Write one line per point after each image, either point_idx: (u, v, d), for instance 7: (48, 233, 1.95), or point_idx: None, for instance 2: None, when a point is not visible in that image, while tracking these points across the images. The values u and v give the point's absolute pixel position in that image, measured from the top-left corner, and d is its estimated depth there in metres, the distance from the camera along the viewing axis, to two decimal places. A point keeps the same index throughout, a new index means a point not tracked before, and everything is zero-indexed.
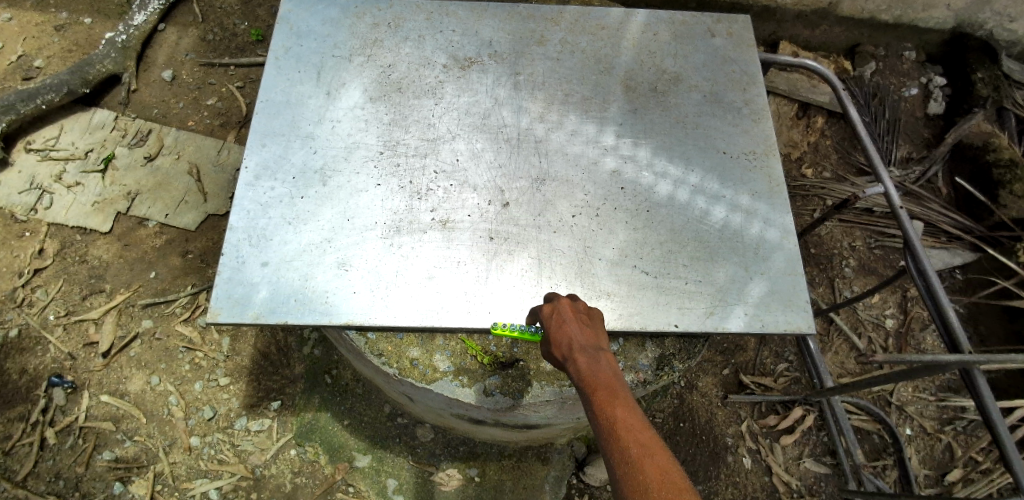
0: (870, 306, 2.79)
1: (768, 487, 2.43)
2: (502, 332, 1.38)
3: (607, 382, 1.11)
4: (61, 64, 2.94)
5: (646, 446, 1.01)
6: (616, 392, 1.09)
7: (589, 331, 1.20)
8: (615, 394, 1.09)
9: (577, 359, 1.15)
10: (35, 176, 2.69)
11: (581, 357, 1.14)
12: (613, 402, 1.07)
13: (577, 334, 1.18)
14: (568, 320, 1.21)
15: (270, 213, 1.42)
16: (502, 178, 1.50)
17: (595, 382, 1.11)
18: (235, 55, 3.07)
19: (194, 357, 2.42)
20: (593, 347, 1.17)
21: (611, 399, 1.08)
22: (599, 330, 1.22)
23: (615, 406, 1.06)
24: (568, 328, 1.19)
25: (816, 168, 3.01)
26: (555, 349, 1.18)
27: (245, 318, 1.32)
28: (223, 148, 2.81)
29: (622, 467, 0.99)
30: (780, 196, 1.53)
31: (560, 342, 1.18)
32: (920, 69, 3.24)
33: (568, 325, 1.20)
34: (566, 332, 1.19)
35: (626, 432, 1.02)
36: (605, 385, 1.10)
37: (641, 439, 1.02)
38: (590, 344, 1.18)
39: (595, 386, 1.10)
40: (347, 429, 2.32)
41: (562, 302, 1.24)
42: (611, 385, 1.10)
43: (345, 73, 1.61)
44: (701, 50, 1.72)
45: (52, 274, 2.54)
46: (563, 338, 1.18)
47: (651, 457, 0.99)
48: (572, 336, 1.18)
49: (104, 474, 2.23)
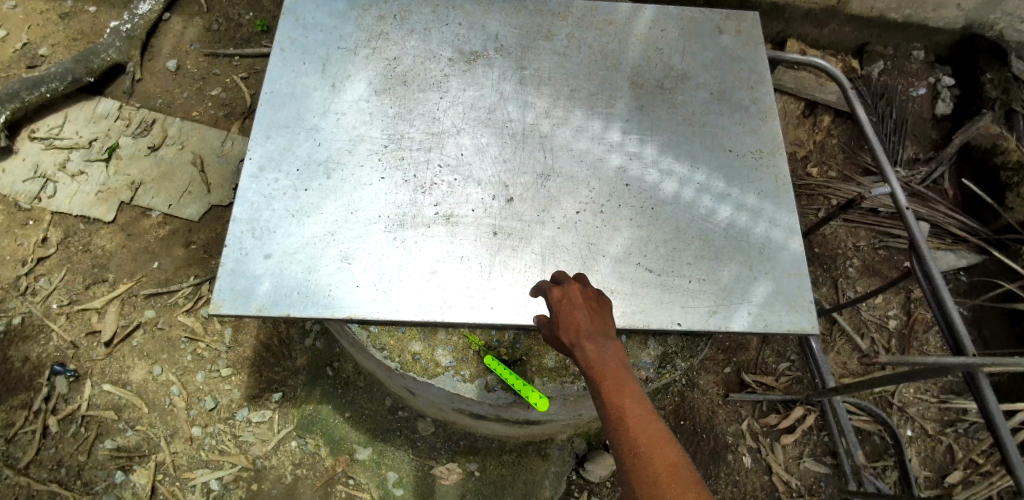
0: (874, 307, 2.78)
1: (768, 485, 2.44)
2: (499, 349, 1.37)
3: (615, 372, 1.09)
4: (67, 53, 2.94)
5: (655, 440, 1.01)
6: (624, 382, 1.08)
7: (596, 318, 1.17)
8: (624, 384, 1.08)
9: (584, 346, 1.12)
10: (39, 164, 2.69)
11: (589, 344, 1.12)
12: (621, 393, 1.06)
13: (585, 322, 1.15)
14: (576, 306, 1.17)
15: (274, 206, 1.42)
16: (507, 174, 1.50)
17: (603, 372, 1.09)
18: (241, 45, 3.06)
19: (196, 347, 2.43)
20: (601, 335, 1.14)
21: (618, 390, 1.07)
22: (605, 315, 1.19)
23: (623, 396, 1.06)
24: (576, 315, 1.16)
25: (822, 167, 3.00)
26: (562, 335, 1.15)
27: (249, 310, 1.32)
28: (227, 139, 2.81)
29: (631, 461, 1.00)
30: (787, 195, 1.53)
31: (567, 328, 1.15)
32: (929, 70, 3.20)
33: (577, 312, 1.16)
34: (575, 319, 1.16)
35: (635, 426, 1.02)
36: (613, 375, 1.08)
37: (650, 432, 1.02)
38: (598, 331, 1.15)
39: (603, 376, 1.08)
40: (349, 422, 2.33)
41: (570, 288, 1.21)
42: (619, 376, 1.08)
43: (350, 65, 1.60)
44: (709, 48, 1.70)
45: (56, 263, 2.54)
46: (571, 325, 1.15)
47: (659, 452, 1.00)
48: (581, 323, 1.15)
49: (106, 463, 2.24)
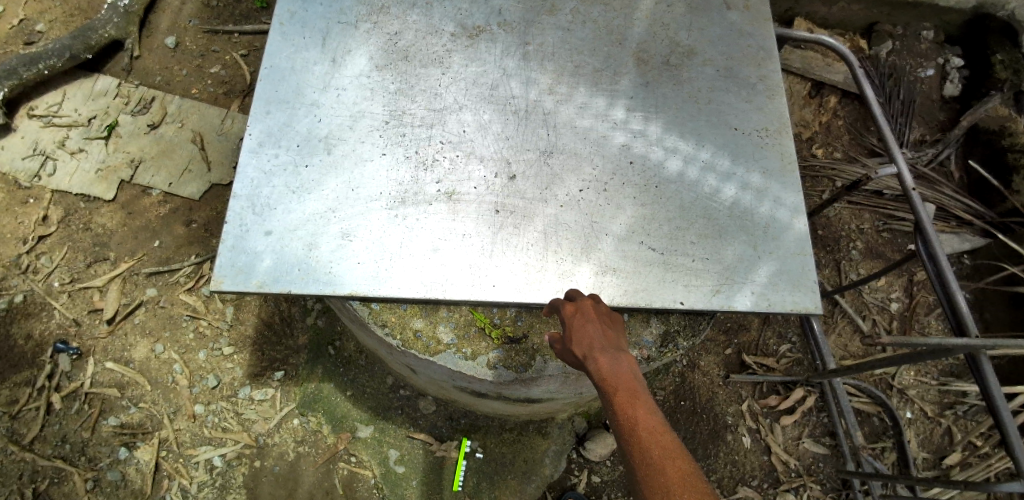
0: (877, 289, 2.77)
1: (767, 465, 2.45)
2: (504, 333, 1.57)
3: (627, 383, 1.13)
4: (64, 29, 2.90)
5: (666, 448, 1.03)
6: (636, 392, 1.12)
7: (610, 334, 1.23)
8: (636, 395, 1.11)
9: (598, 358, 1.17)
10: (39, 142, 2.68)
11: (602, 357, 1.17)
12: (633, 403, 1.10)
13: (598, 336, 1.21)
14: (589, 320, 1.23)
15: (274, 182, 1.41)
16: (510, 150, 1.48)
17: (615, 382, 1.13)
18: (240, 22, 3.02)
19: (198, 325, 2.44)
20: (613, 348, 1.20)
21: (631, 400, 1.10)
22: (619, 332, 1.24)
23: (635, 406, 1.09)
24: (589, 329, 1.21)
25: (827, 148, 2.96)
26: (576, 348, 1.21)
27: (249, 287, 1.32)
28: (227, 117, 2.78)
29: (644, 469, 1.01)
30: (792, 174, 1.51)
31: (580, 341, 1.21)
32: (938, 50, 3.17)
33: (589, 326, 1.22)
34: (587, 332, 1.21)
35: (646, 435, 1.05)
36: (625, 385, 1.12)
37: (661, 441, 1.04)
38: (610, 346, 1.20)
39: (615, 386, 1.12)
40: (351, 400, 2.34)
41: (585, 302, 1.26)
42: (631, 386, 1.12)
43: (351, 40, 1.57)
44: (716, 23, 1.67)
45: (57, 241, 2.54)
46: (584, 337, 1.21)
47: (671, 459, 1.02)
48: (593, 337, 1.21)
49: (109, 439, 2.26)
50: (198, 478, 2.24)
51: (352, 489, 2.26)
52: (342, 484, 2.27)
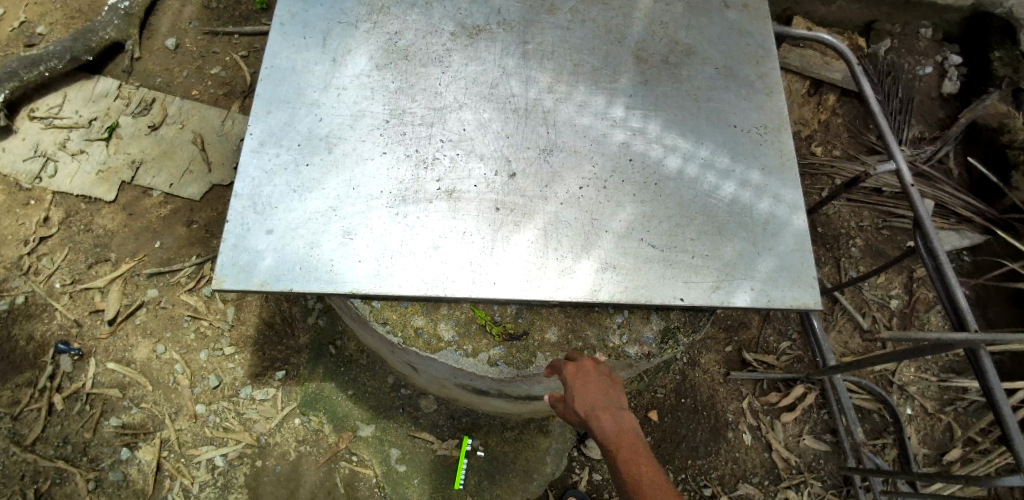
0: (876, 287, 2.78)
1: (768, 463, 2.46)
2: (501, 330, 1.59)
3: (628, 442, 1.30)
4: (65, 31, 2.91)
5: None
6: (637, 452, 1.28)
7: (607, 392, 1.38)
8: (636, 452, 1.28)
9: (600, 419, 1.33)
10: (39, 144, 2.68)
11: (605, 418, 1.32)
12: (634, 459, 1.27)
13: (599, 397, 1.36)
14: (590, 384, 1.39)
15: (276, 181, 1.41)
16: (510, 148, 1.49)
17: (618, 442, 1.29)
18: (240, 24, 3.03)
19: (200, 325, 2.44)
20: (612, 408, 1.35)
21: (633, 456, 1.28)
22: (615, 388, 1.40)
23: (637, 463, 1.26)
24: (591, 391, 1.37)
25: (826, 146, 2.98)
26: (579, 409, 1.36)
27: (251, 285, 1.32)
28: (228, 118, 2.79)
29: None
30: (791, 171, 1.52)
31: (582, 402, 1.37)
32: (937, 48, 3.18)
33: (591, 388, 1.38)
34: (589, 394, 1.37)
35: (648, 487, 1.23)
36: (627, 445, 1.29)
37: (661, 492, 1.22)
38: (610, 405, 1.36)
39: (618, 445, 1.29)
40: (353, 399, 2.34)
41: (585, 364, 1.42)
42: (633, 443, 1.30)
43: (351, 40, 1.58)
44: (715, 22, 1.68)
45: (58, 242, 2.54)
46: (587, 399, 1.36)
47: None
48: (594, 397, 1.36)
49: (111, 440, 2.26)
50: (200, 478, 2.24)
51: (353, 488, 2.26)
52: (344, 483, 2.27)
